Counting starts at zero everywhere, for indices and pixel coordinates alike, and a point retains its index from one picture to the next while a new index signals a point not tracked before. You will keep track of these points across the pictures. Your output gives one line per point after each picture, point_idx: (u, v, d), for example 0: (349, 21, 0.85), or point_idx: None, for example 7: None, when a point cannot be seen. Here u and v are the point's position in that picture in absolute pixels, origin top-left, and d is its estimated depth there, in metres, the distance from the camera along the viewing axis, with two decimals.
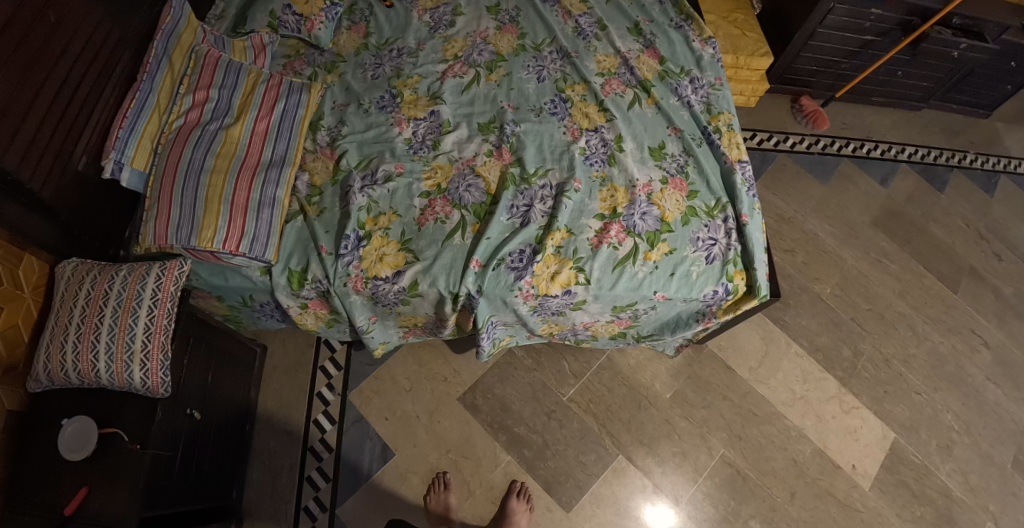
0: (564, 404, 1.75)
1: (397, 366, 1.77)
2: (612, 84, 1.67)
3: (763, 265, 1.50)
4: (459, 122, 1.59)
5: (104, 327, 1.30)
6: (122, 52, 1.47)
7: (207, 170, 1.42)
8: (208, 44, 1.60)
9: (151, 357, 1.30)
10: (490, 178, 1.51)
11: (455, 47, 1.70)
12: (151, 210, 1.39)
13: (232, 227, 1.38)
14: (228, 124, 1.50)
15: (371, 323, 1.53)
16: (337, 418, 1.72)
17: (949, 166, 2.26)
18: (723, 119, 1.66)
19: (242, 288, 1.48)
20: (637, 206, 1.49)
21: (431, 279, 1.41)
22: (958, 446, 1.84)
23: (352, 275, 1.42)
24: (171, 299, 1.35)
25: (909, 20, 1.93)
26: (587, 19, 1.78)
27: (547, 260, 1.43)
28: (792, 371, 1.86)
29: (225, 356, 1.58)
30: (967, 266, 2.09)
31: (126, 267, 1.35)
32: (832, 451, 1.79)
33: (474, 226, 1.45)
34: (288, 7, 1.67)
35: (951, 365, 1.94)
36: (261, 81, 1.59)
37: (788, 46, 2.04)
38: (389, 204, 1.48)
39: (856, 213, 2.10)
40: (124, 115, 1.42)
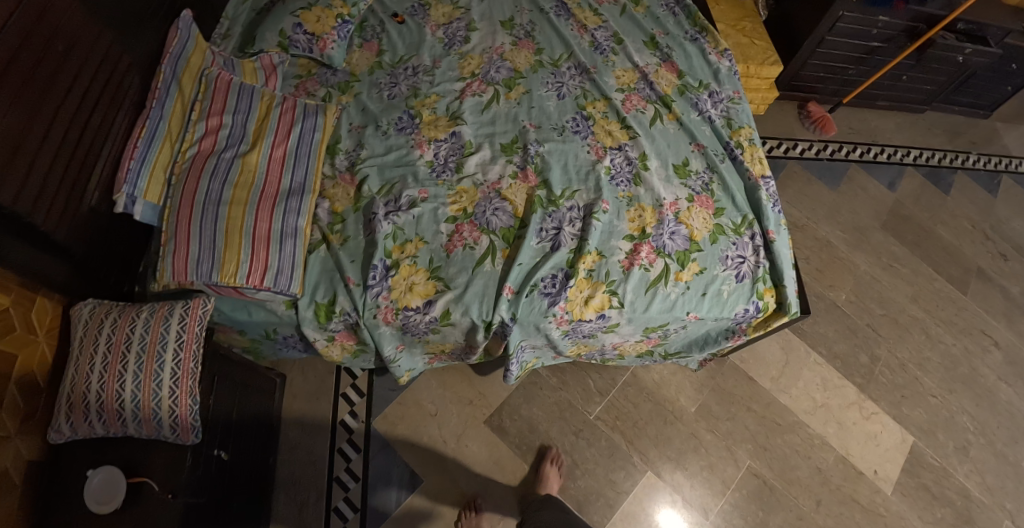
0: (591, 423, 1.74)
1: (421, 390, 1.75)
2: (633, 99, 1.68)
3: (792, 281, 1.50)
4: (482, 143, 1.57)
5: (129, 375, 1.26)
6: (131, 77, 1.40)
7: (225, 201, 1.38)
8: (218, 67, 1.56)
9: (180, 403, 1.27)
10: (517, 200, 1.48)
11: (471, 64, 1.69)
12: (169, 245, 1.34)
13: (255, 261, 1.35)
14: (244, 152, 1.45)
15: (398, 352, 1.50)
16: (363, 446, 1.69)
17: (952, 168, 2.29)
18: (744, 134, 1.67)
19: (266, 322, 1.43)
20: (666, 226, 1.48)
21: (464, 308, 1.38)
22: (974, 447, 1.87)
23: (382, 307, 1.38)
24: (196, 341, 1.31)
25: (916, 26, 1.95)
26: (602, 33, 1.79)
27: (580, 284, 1.41)
28: (812, 379, 1.87)
29: (248, 391, 1.55)
30: (973, 268, 2.13)
31: (147, 308, 1.31)
32: (854, 457, 1.80)
33: (504, 251, 1.43)
34: (299, 26, 1.64)
35: (964, 366, 1.98)
36: (275, 105, 1.55)
37: (797, 54, 2.06)
38: (415, 230, 1.44)
39: (866, 218, 2.12)
40: (136, 145, 1.36)
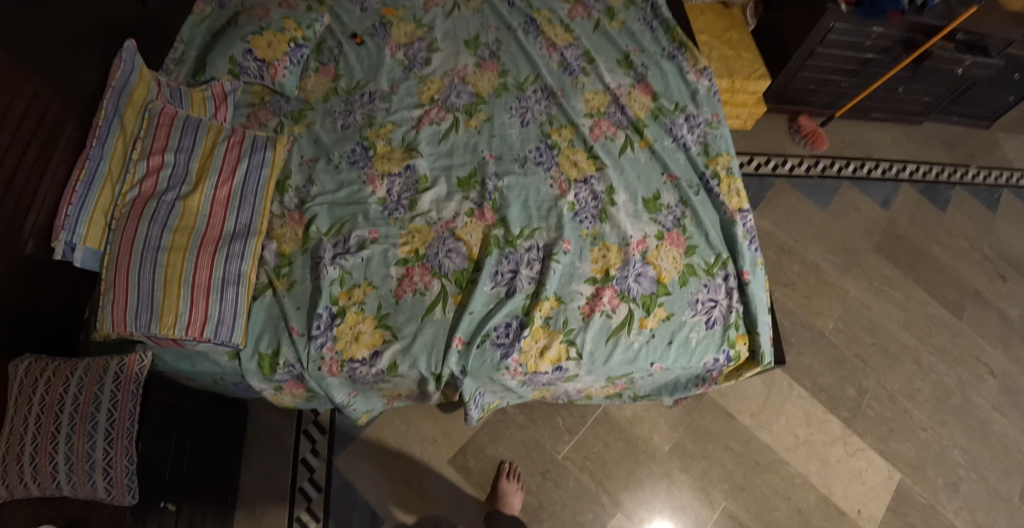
0: (559, 463, 1.67)
1: (384, 428, 1.70)
2: (602, 126, 1.58)
3: (766, 327, 1.42)
4: (437, 177, 1.48)
5: (61, 437, 1.20)
6: (66, 118, 1.33)
7: (164, 248, 1.31)
8: (164, 101, 1.47)
9: (115, 465, 1.20)
10: (472, 241, 1.40)
11: (430, 89, 1.60)
12: (108, 294, 1.28)
13: (194, 311, 1.29)
14: (186, 193, 1.37)
15: (351, 398, 1.43)
16: (324, 485, 1.64)
17: (950, 183, 2.21)
18: (722, 163, 1.56)
19: (211, 373, 1.38)
20: (631, 267, 1.39)
21: (411, 360, 1.31)
22: (966, 483, 1.77)
23: (327, 358, 1.32)
24: (133, 400, 1.24)
25: (911, 37, 1.87)
26: (572, 51, 1.69)
27: (536, 333, 1.33)
28: (795, 415, 1.78)
29: (206, 435, 1.49)
30: (970, 290, 2.03)
31: (82, 366, 1.25)
32: (836, 496, 1.71)
33: (456, 297, 1.35)
34: (249, 52, 1.57)
35: (957, 396, 1.87)
36: (222, 139, 1.46)
37: (787, 66, 1.97)
38: (364, 274, 1.37)
39: (857, 239, 2.03)
40: (74, 189, 1.29)
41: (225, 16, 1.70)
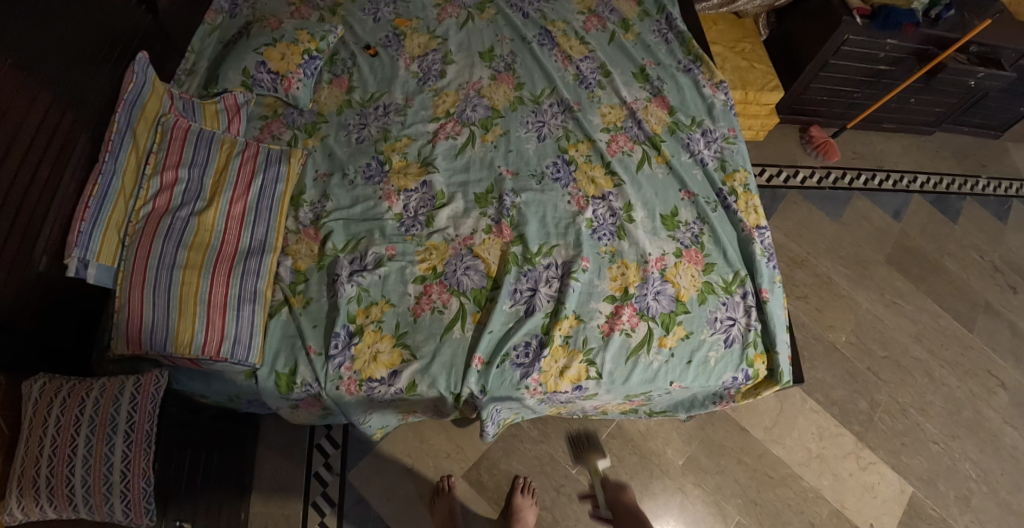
0: (573, 478, 1.68)
1: (398, 443, 1.69)
2: (618, 141, 1.57)
3: (785, 346, 1.43)
4: (454, 193, 1.47)
5: (78, 458, 1.15)
6: (78, 133, 1.29)
7: (179, 265, 1.28)
8: (177, 113, 1.43)
9: (132, 486, 1.16)
10: (491, 258, 1.40)
11: (446, 102, 1.59)
12: (121, 312, 1.24)
13: (211, 330, 1.27)
14: (201, 209, 1.34)
15: (367, 415, 1.41)
16: (337, 500, 1.62)
17: (961, 194, 2.27)
18: (738, 179, 1.58)
19: (226, 391, 1.36)
20: (650, 285, 1.39)
21: (430, 380, 1.30)
22: (977, 496, 1.75)
23: (345, 378, 1.30)
24: (150, 419, 1.19)
25: (925, 49, 1.90)
26: (588, 64, 1.69)
27: (555, 353, 1.33)
28: (808, 429, 1.78)
29: (217, 454, 1.45)
30: (981, 302, 2.06)
31: (98, 385, 1.21)
32: (849, 510, 1.69)
33: (474, 316, 1.35)
34: (263, 64, 1.54)
35: (968, 409, 1.87)
36: (235, 153, 1.43)
37: (800, 78, 2.01)
38: (381, 291, 1.36)
39: (870, 252, 2.06)
40: (87, 204, 1.23)
41: (236, 26, 1.67)
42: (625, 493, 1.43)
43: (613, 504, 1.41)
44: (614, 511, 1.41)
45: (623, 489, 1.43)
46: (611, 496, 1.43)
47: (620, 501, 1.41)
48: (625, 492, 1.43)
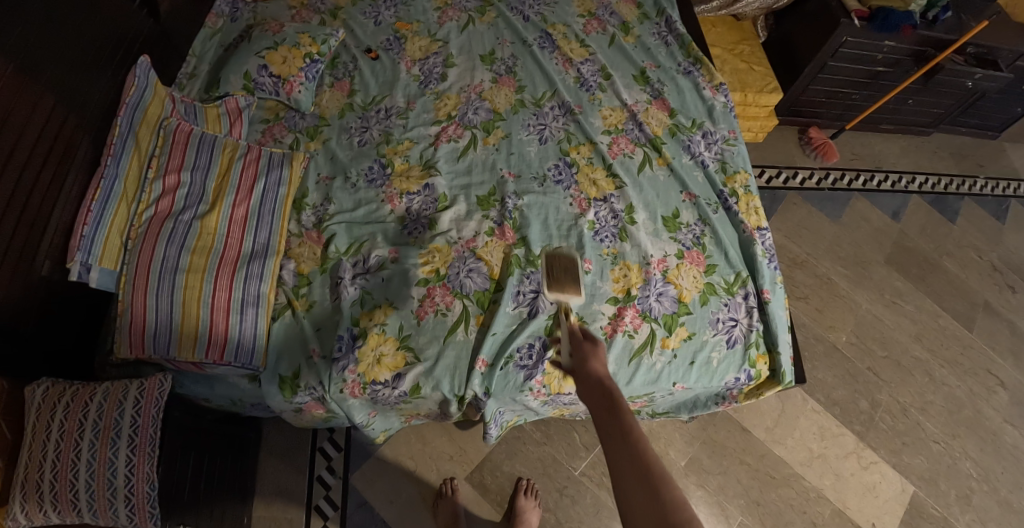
0: (576, 479, 1.68)
1: (400, 446, 1.69)
2: (620, 143, 1.58)
3: (787, 347, 1.43)
4: (457, 196, 1.48)
5: (82, 463, 1.14)
6: (81, 136, 1.28)
7: (182, 269, 1.27)
8: (179, 117, 1.43)
9: (136, 491, 1.15)
10: (493, 261, 1.40)
11: (447, 105, 1.59)
12: (124, 317, 1.24)
13: (214, 334, 1.27)
14: (203, 213, 1.34)
15: (370, 418, 1.41)
16: (340, 503, 1.62)
17: (959, 194, 2.28)
18: (738, 181, 1.59)
19: (230, 394, 1.36)
20: (652, 286, 1.39)
21: (434, 383, 1.31)
22: (978, 495, 1.76)
23: (348, 381, 1.30)
24: (153, 424, 1.18)
25: (922, 50, 1.92)
26: (589, 67, 1.70)
27: (558, 356, 1.36)
28: (809, 429, 1.78)
29: (220, 457, 1.43)
30: (980, 301, 2.07)
31: (102, 389, 1.19)
32: (851, 510, 1.69)
33: (478, 318, 1.36)
34: (264, 68, 1.55)
35: (968, 408, 1.88)
36: (237, 157, 1.43)
37: (798, 80, 2.03)
38: (384, 295, 1.36)
39: (869, 252, 2.07)
40: (89, 209, 1.23)
41: (237, 29, 1.68)
42: (598, 363, 1.05)
43: (575, 350, 1.09)
44: (581, 381, 1.03)
45: (594, 344, 1.09)
46: (577, 358, 1.07)
47: (589, 377, 1.02)
48: (598, 361, 1.06)
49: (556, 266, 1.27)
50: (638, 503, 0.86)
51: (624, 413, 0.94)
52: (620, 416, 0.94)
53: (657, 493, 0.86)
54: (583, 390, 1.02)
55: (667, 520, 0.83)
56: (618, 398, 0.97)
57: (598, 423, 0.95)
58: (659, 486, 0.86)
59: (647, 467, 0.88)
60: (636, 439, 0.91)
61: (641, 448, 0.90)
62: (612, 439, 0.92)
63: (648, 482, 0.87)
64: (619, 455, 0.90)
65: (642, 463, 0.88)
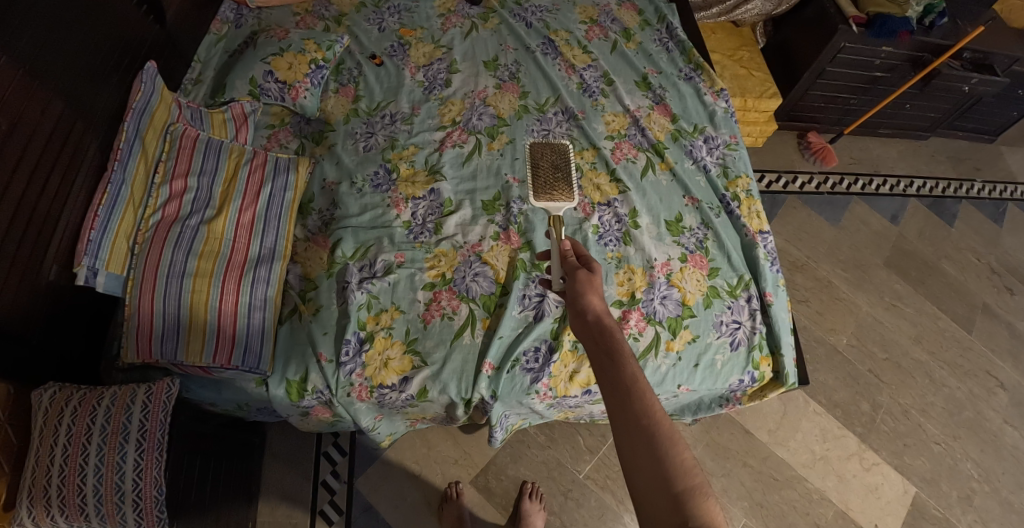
0: (580, 482, 1.69)
1: (405, 450, 1.70)
2: (623, 148, 1.60)
3: (790, 349, 1.45)
4: (462, 200, 1.50)
5: (89, 468, 1.13)
6: (88, 141, 1.28)
7: (190, 273, 1.28)
8: (185, 122, 1.43)
9: (144, 495, 1.14)
10: (499, 265, 1.43)
11: (452, 110, 1.61)
12: (131, 321, 1.24)
13: (222, 338, 1.27)
14: (210, 217, 1.35)
15: (377, 422, 1.41)
16: (345, 507, 1.62)
17: (957, 198, 2.30)
18: (740, 185, 1.61)
19: (237, 399, 1.35)
20: (656, 289, 1.41)
21: (441, 386, 1.32)
22: (979, 496, 1.77)
23: (356, 384, 1.31)
24: (161, 429, 1.17)
25: (920, 56, 1.95)
26: (591, 73, 1.72)
27: (565, 358, 1.37)
28: (811, 431, 1.79)
29: (225, 461, 1.43)
30: (979, 304, 2.09)
31: (110, 392, 1.18)
32: (853, 512, 1.70)
33: (484, 321, 1.37)
34: (270, 73, 1.56)
35: (969, 410, 1.89)
36: (244, 161, 1.44)
37: (798, 85, 2.05)
38: (390, 298, 1.37)
39: (869, 255, 2.09)
40: (97, 213, 1.23)
41: (242, 35, 1.69)
42: (595, 295, 1.01)
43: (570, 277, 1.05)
44: (577, 317, 0.99)
45: (589, 272, 1.04)
46: (571, 290, 1.03)
47: (585, 314, 0.99)
48: (594, 293, 1.01)
49: (542, 164, 1.45)
50: (641, 460, 0.82)
51: (624, 359, 0.91)
52: (620, 362, 0.91)
53: (661, 446, 0.82)
54: (581, 328, 0.99)
55: (668, 479, 0.80)
56: (617, 341, 0.94)
57: (598, 369, 0.92)
58: (663, 440, 0.83)
59: (650, 420, 0.84)
60: (637, 388, 0.87)
61: (642, 398, 0.86)
62: (611, 387, 0.89)
63: (651, 434, 0.83)
64: (619, 404, 0.86)
65: (643, 417, 0.85)
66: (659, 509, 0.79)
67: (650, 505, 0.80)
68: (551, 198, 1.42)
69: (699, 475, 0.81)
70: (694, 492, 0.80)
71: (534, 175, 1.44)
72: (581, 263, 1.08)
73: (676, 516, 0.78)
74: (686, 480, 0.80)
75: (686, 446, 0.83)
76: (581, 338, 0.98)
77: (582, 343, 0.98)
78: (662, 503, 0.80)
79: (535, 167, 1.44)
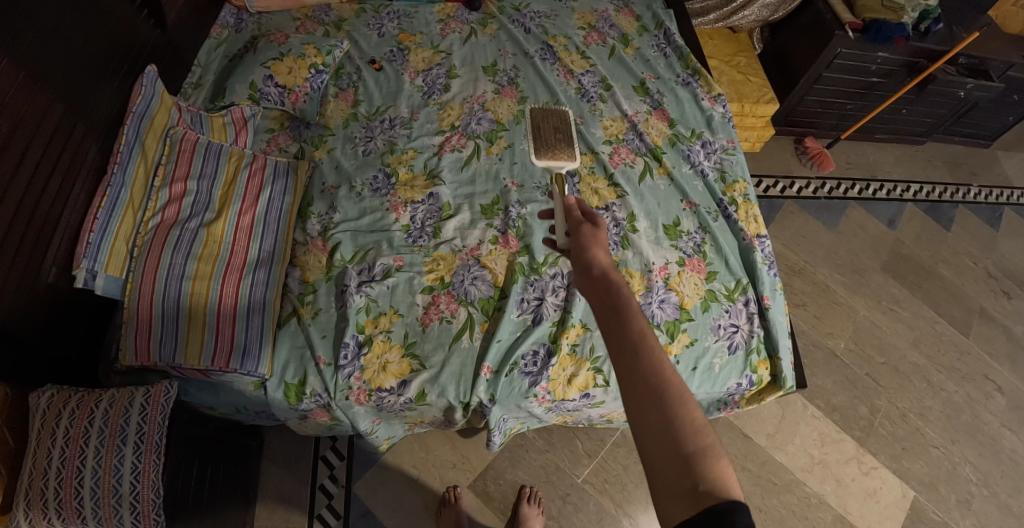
0: (579, 486, 1.69)
1: (403, 454, 1.69)
2: (621, 153, 1.60)
3: (788, 352, 1.45)
4: (461, 204, 1.50)
5: (87, 471, 1.13)
6: (88, 144, 1.28)
7: (189, 276, 1.28)
8: (185, 126, 1.44)
9: (141, 498, 1.14)
10: (497, 268, 1.43)
11: (450, 115, 1.61)
12: (129, 324, 1.24)
13: (220, 340, 1.26)
14: (210, 220, 1.35)
15: (375, 425, 1.42)
16: (343, 512, 1.62)
17: (953, 202, 2.31)
18: (738, 189, 1.62)
19: (235, 402, 1.35)
20: (654, 293, 1.41)
21: (440, 390, 1.32)
22: (978, 499, 1.77)
23: (354, 387, 1.31)
24: (159, 431, 1.17)
25: (916, 61, 1.96)
26: (590, 78, 1.73)
27: (564, 362, 1.38)
28: (810, 435, 1.79)
29: (223, 465, 1.42)
30: (977, 308, 2.09)
31: (108, 395, 1.18)
32: (852, 516, 1.69)
33: (483, 325, 1.37)
34: (270, 78, 1.56)
35: (966, 414, 1.90)
36: (244, 165, 1.45)
37: (794, 90, 2.07)
38: (389, 302, 1.37)
39: (867, 259, 2.10)
40: (96, 216, 1.23)
41: (241, 40, 1.70)
42: (599, 250, 1.01)
43: (576, 234, 1.05)
44: (582, 273, 0.98)
45: (594, 229, 1.04)
46: (577, 246, 1.02)
47: (591, 269, 0.98)
48: (601, 248, 1.01)
49: (545, 127, 1.54)
50: (650, 420, 0.81)
51: (632, 314, 0.89)
52: (627, 318, 0.88)
53: (671, 405, 0.81)
54: (585, 282, 0.97)
55: (679, 439, 0.79)
56: (624, 295, 0.92)
57: (604, 325, 0.90)
58: (673, 399, 0.81)
59: (660, 377, 0.83)
60: (646, 344, 0.85)
61: (651, 354, 0.85)
62: (617, 343, 0.87)
63: (661, 392, 0.81)
64: (626, 362, 0.84)
65: (653, 374, 0.83)
66: (668, 470, 0.78)
67: (660, 466, 0.78)
68: (554, 157, 1.50)
69: (710, 435, 0.80)
70: (706, 453, 0.78)
71: (536, 134, 1.52)
72: (586, 219, 1.08)
73: (687, 478, 0.77)
74: (698, 441, 0.79)
75: (697, 405, 0.81)
76: (585, 294, 0.97)
77: (586, 297, 0.96)
78: (672, 463, 0.78)
79: (538, 128, 1.53)
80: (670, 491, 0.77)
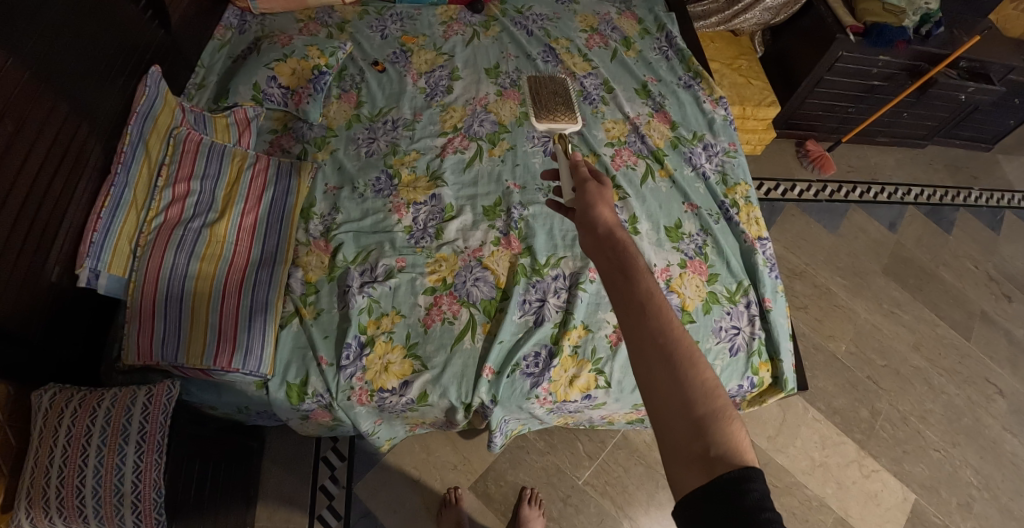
0: (579, 488, 1.69)
1: (404, 456, 1.70)
2: (623, 155, 1.61)
3: (789, 354, 1.45)
4: (462, 206, 1.50)
5: (89, 469, 1.13)
6: (92, 145, 1.29)
7: (192, 276, 1.29)
8: (188, 126, 1.44)
9: (142, 498, 1.14)
10: (499, 270, 1.43)
11: (453, 117, 1.62)
12: (131, 324, 1.24)
13: (223, 339, 1.26)
14: (213, 221, 1.35)
15: (376, 426, 1.42)
16: (343, 513, 1.61)
17: (954, 206, 2.31)
18: (739, 191, 1.62)
19: (237, 402, 1.35)
20: None
21: (441, 390, 1.32)
22: (978, 502, 1.77)
23: (356, 388, 1.31)
24: (161, 430, 1.17)
25: (917, 65, 1.97)
26: (591, 81, 1.73)
27: (565, 363, 1.38)
28: (811, 437, 1.79)
29: (224, 464, 1.43)
30: (978, 311, 2.10)
31: (111, 393, 1.18)
32: (853, 518, 1.69)
33: (484, 326, 1.38)
34: (273, 79, 1.58)
35: (967, 417, 1.90)
36: (247, 166, 1.46)
37: (795, 93, 2.07)
38: (392, 302, 1.38)
39: (867, 262, 2.10)
40: (99, 215, 1.24)
41: (245, 42, 1.70)
42: (605, 208, 0.99)
43: (580, 192, 1.02)
44: (587, 231, 0.97)
45: (599, 186, 1.02)
46: (581, 204, 1.00)
47: (596, 227, 0.96)
48: (605, 206, 0.99)
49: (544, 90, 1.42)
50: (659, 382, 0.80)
51: (640, 275, 0.88)
52: (635, 279, 0.88)
53: (682, 367, 0.81)
54: (591, 241, 0.96)
55: (690, 402, 0.79)
56: (631, 256, 0.91)
57: (611, 286, 0.89)
58: (683, 361, 0.81)
59: (669, 339, 0.82)
60: (654, 305, 0.85)
61: (660, 317, 0.84)
62: (625, 304, 0.86)
63: (670, 355, 0.81)
64: (635, 324, 0.84)
65: (662, 336, 0.82)
66: (679, 432, 0.78)
67: (671, 429, 0.79)
68: (554, 120, 1.38)
69: (721, 397, 0.80)
70: (718, 416, 0.78)
71: (534, 100, 1.40)
72: (592, 177, 1.05)
73: (700, 440, 0.77)
74: (709, 404, 0.79)
75: (707, 367, 0.81)
76: (591, 254, 0.95)
77: (591, 257, 0.95)
78: (684, 424, 0.78)
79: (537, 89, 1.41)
80: (682, 454, 0.77)
